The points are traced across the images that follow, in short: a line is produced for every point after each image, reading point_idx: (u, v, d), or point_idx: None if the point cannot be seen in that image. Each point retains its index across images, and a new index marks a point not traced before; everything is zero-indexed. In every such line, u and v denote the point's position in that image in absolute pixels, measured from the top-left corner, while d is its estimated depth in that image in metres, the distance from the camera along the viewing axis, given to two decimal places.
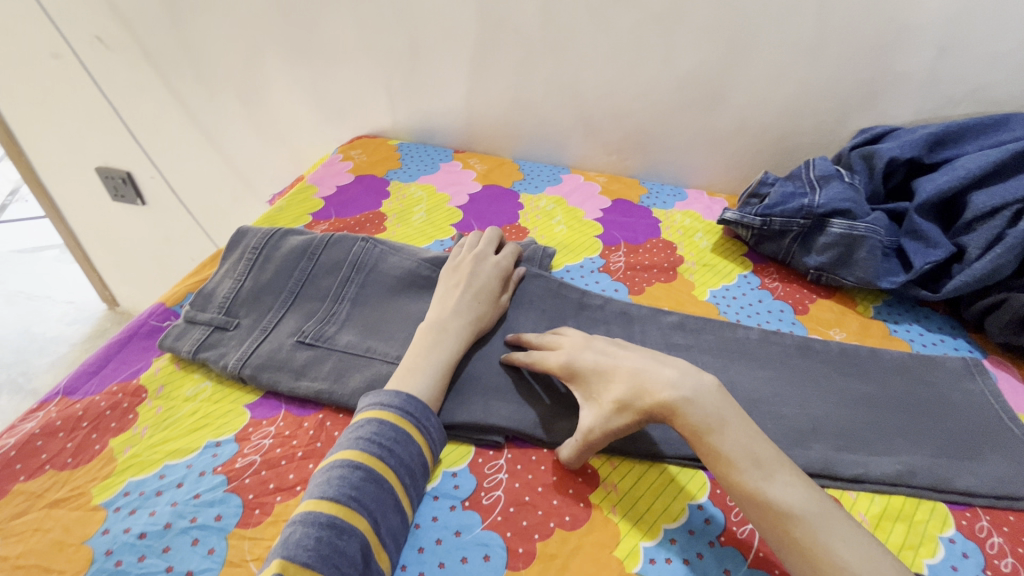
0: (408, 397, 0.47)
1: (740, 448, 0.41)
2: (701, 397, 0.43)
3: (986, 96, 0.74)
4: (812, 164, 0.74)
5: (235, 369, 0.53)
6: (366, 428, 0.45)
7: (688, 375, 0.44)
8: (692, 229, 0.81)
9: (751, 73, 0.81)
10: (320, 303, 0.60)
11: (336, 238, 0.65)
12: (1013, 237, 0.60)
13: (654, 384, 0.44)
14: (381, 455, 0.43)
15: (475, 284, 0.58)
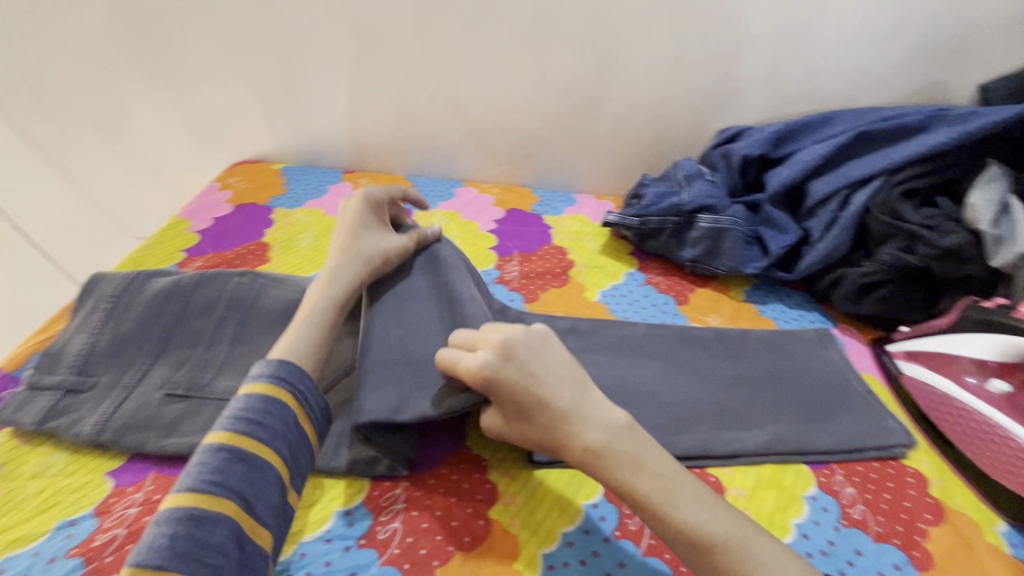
0: (279, 362, 0.43)
1: (664, 490, 0.39)
2: (619, 440, 0.41)
3: (818, 93, 0.84)
4: (679, 164, 0.80)
5: (91, 436, 0.48)
6: (232, 405, 0.41)
7: (605, 420, 0.42)
8: (581, 233, 0.85)
9: (620, 83, 0.86)
10: (193, 349, 0.55)
11: (208, 276, 0.60)
12: (845, 219, 0.68)
13: (579, 428, 0.41)
14: (247, 432, 0.39)
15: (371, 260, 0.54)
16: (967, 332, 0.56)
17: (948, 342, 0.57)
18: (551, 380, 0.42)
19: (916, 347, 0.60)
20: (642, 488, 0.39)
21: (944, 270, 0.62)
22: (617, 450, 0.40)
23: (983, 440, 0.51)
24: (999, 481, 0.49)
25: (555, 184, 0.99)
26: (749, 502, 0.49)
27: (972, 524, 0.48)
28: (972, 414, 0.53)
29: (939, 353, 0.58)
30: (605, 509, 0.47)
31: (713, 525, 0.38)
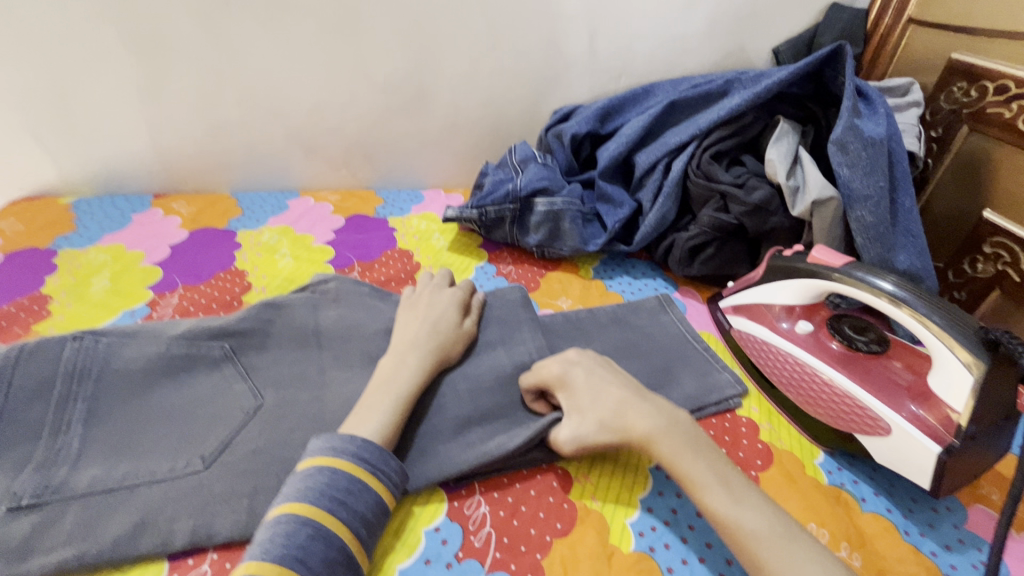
0: (364, 441, 0.41)
1: (712, 473, 0.41)
2: (681, 428, 0.44)
3: (637, 66, 0.86)
4: (514, 150, 0.79)
5: None
6: (316, 477, 0.39)
7: (666, 409, 0.45)
8: (428, 232, 0.81)
9: (445, 70, 0.83)
10: (32, 442, 0.42)
11: (31, 346, 0.45)
12: (668, 186, 0.70)
13: (637, 412, 0.44)
14: (331, 508, 0.37)
15: (433, 315, 0.54)
16: (774, 280, 0.59)
17: (761, 292, 0.60)
18: (621, 378, 0.48)
19: (739, 300, 0.63)
20: (692, 470, 0.41)
21: (755, 223, 0.67)
22: (670, 435, 0.43)
23: (796, 379, 0.54)
24: (814, 415, 0.53)
25: (401, 184, 0.95)
26: (596, 488, 0.47)
27: (798, 462, 0.51)
28: (786, 356, 0.56)
29: (756, 303, 0.61)
30: (448, 530, 0.44)
31: (746, 518, 0.38)
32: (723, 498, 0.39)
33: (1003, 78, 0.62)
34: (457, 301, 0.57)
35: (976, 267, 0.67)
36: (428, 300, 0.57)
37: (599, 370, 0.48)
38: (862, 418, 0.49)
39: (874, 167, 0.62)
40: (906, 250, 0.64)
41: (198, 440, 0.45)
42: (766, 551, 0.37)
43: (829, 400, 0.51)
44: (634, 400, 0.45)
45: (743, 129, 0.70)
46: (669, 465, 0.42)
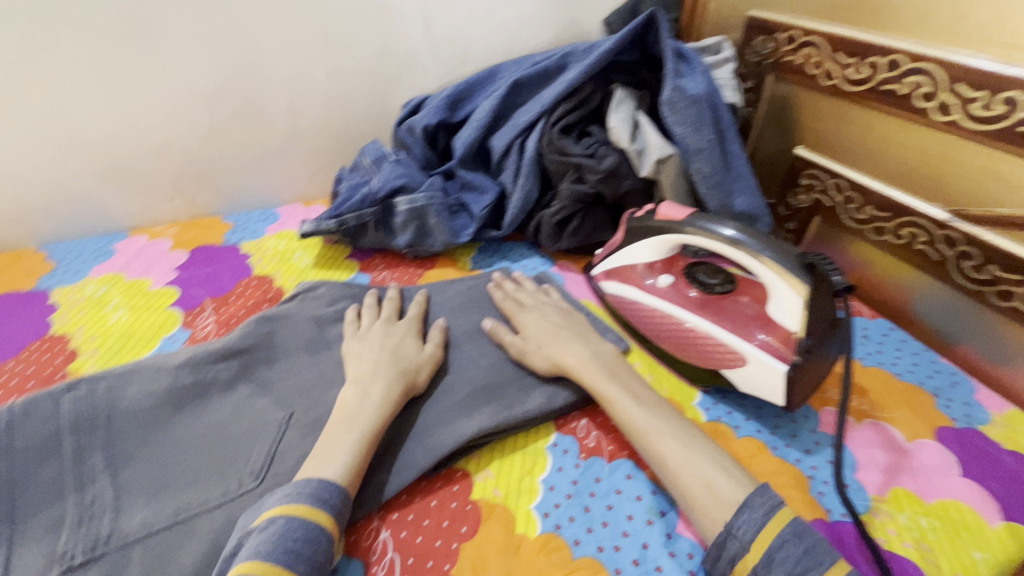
0: (321, 482, 0.41)
1: (625, 393, 0.49)
2: (604, 358, 0.53)
3: (478, 49, 0.85)
4: (366, 151, 0.75)
5: None
6: (270, 530, 0.37)
7: (592, 348, 0.54)
8: (289, 251, 0.75)
9: (274, 74, 0.76)
10: None
11: None
12: (525, 166, 0.71)
13: (567, 349, 0.54)
14: (285, 562, 0.35)
15: (391, 342, 0.54)
16: (634, 239, 0.62)
17: (626, 253, 0.63)
18: (560, 329, 0.56)
19: (609, 263, 0.66)
20: (606, 389, 0.49)
21: (610, 189, 0.69)
22: (592, 364, 0.52)
23: (664, 329, 0.58)
24: (687, 359, 0.56)
25: (252, 205, 0.87)
26: (497, 480, 0.47)
27: (679, 406, 0.54)
28: (654, 309, 0.59)
29: (623, 264, 0.64)
30: (348, 568, 0.41)
31: (643, 420, 0.46)
32: (628, 407, 0.47)
33: (788, 29, 0.70)
34: (413, 331, 0.57)
35: (799, 199, 0.75)
36: (381, 332, 0.56)
37: (544, 326, 0.57)
38: (723, 353, 0.53)
39: (701, 121, 0.67)
40: (741, 193, 0.71)
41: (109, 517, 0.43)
42: (656, 442, 0.45)
43: (693, 343, 0.56)
44: (568, 339, 0.55)
45: (585, 100, 0.72)
46: (590, 385, 0.50)
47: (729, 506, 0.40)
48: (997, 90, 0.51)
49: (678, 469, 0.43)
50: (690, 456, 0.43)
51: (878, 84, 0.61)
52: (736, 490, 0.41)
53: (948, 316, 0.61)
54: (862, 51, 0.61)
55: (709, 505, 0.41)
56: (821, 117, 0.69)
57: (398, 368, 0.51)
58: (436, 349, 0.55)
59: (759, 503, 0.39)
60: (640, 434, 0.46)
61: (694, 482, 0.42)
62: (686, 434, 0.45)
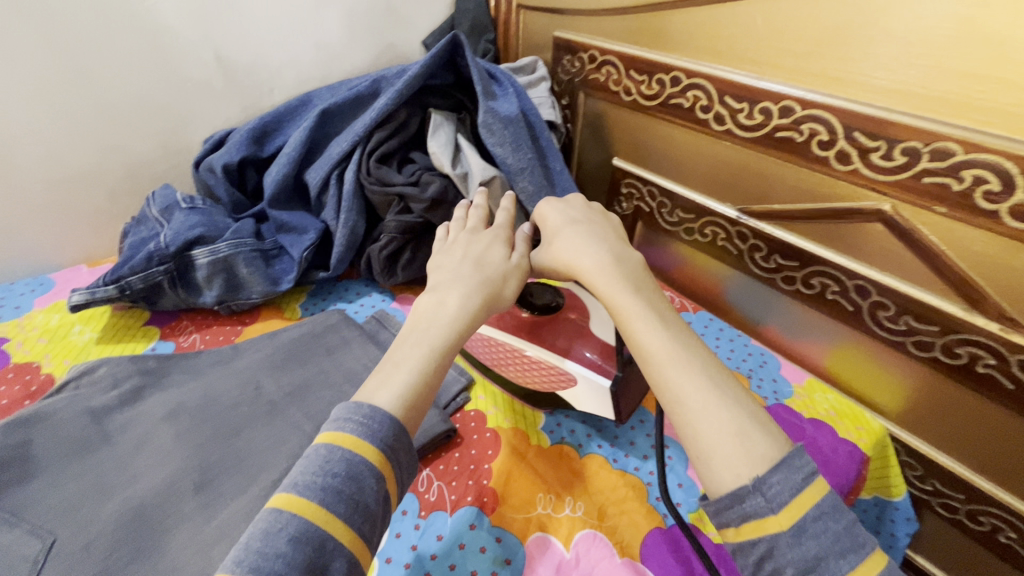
0: (374, 408, 0.36)
1: (646, 309, 0.43)
2: (632, 275, 0.46)
3: (287, 75, 0.78)
4: (153, 198, 0.65)
5: None
6: (312, 457, 0.33)
7: (614, 257, 0.47)
8: (63, 327, 0.62)
9: (19, 114, 0.63)
10: None
11: None
12: (345, 199, 0.66)
13: (592, 258, 0.47)
14: (322, 502, 0.31)
15: (472, 254, 0.49)
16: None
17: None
18: (590, 235, 0.50)
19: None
20: (630, 306, 0.43)
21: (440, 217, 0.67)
22: (618, 281, 0.45)
23: (499, 356, 0.55)
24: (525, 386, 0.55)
25: (15, 274, 0.70)
26: None
27: (524, 434, 0.53)
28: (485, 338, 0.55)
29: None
30: None
31: (655, 342, 0.40)
32: (640, 324, 0.42)
33: (590, 48, 0.73)
34: (500, 238, 0.53)
35: (622, 207, 0.80)
36: (465, 242, 0.52)
37: (576, 224, 0.51)
38: (556, 376, 0.52)
39: (519, 141, 0.68)
40: None
41: None
42: (676, 372, 0.39)
43: (528, 369, 0.53)
44: (594, 247, 0.48)
45: (403, 127, 0.69)
46: (605, 299, 0.45)
47: (762, 462, 0.34)
48: (755, 102, 0.57)
49: (699, 411, 0.37)
50: (717, 394, 0.37)
51: (668, 98, 0.65)
52: (770, 446, 0.35)
53: (753, 302, 0.67)
54: (650, 69, 0.66)
55: (730, 452, 0.35)
56: (628, 128, 0.74)
57: (482, 276, 0.47)
58: (523, 260, 0.51)
59: (797, 465, 0.34)
60: (653, 355, 0.40)
61: (723, 429, 0.36)
62: (715, 370, 0.39)
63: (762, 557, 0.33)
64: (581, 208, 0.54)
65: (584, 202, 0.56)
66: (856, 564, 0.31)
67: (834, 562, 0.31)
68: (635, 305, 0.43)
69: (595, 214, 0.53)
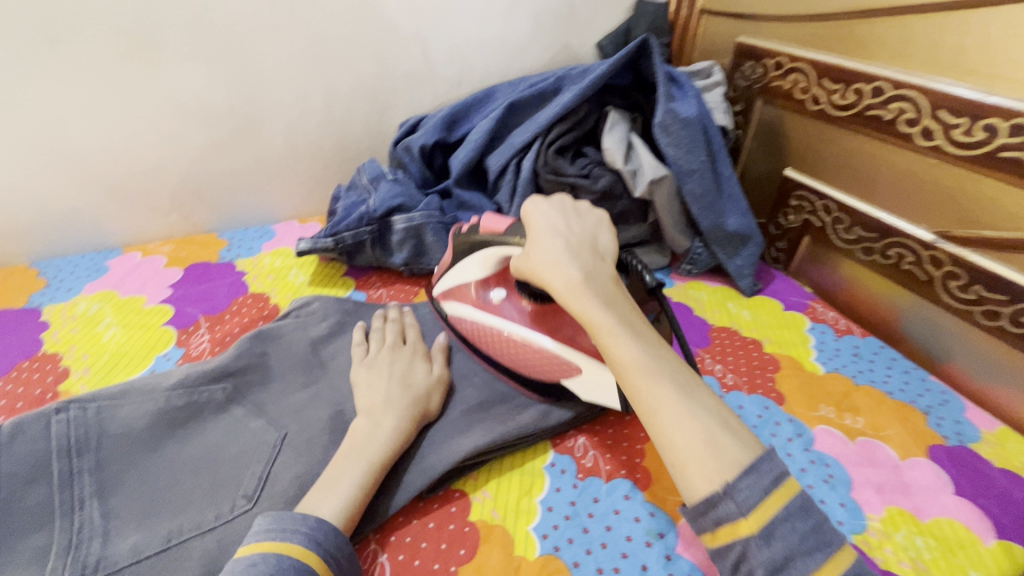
0: (317, 521, 0.39)
1: (617, 320, 0.41)
2: (602, 282, 0.44)
3: (475, 70, 0.86)
4: (363, 169, 0.76)
5: None
6: (262, 564, 0.35)
7: (585, 262, 0.45)
8: (284, 269, 0.75)
9: (273, 92, 0.77)
10: None
11: None
12: (521, 185, 0.72)
13: (559, 267, 0.44)
14: None
15: (400, 372, 0.53)
16: (461, 260, 0.58)
17: (459, 271, 0.59)
18: (567, 235, 0.47)
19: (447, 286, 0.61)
20: (601, 319, 0.41)
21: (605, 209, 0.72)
22: (592, 287, 0.43)
23: (503, 347, 0.55)
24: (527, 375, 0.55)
25: (248, 222, 0.86)
26: (496, 501, 0.47)
27: None
28: (492, 328, 0.56)
29: (458, 283, 0.59)
30: None
31: (626, 354, 0.40)
32: (613, 336, 0.41)
33: (777, 55, 0.72)
34: (419, 354, 0.56)
35: (788, 219, 0.77)
36: (388, 358, 0.55)
37: (550, 223, 0.48)
38: (560, 365, 0.51)
39: (694, 144, 0.69)
40: (733, 214, 0.73)
41: (108, 539, 0.42)
42: (651, 384, 0.38)
43: (532, 359, 0.53)
44: (564, 248, 0.45)
45: (581, 122, 0.73)
46: (575, 311, 0.43)
47: (732, 466, 0.34)
48: (978, 118, 0.52)
49: (676, 424, 0.36)
50: (684, 406, 0.37)
51: (865, 109, 0.62)
52: (740, 449, 0.35)
53: (935, 335, 0.62)
54: (848, 79, 0.63)
55: (705, 461, 0.35)
56: (810, 139, 0.71)
57: (409, 397, 0.50)
58: (444, 372, 0.56)
59: (766, 468, 0.34)
60: (626, 369, 0.39)
61: (695, 439, 0.35)
62: (684, 379, 0.39)
63: (739, 560, 0.33)
64: (554, 208, 0.50)
65: (561, 203, 0.51)
66: (822, 562, 0.31)
67: (803, 561, 0.31)
68: (608, 316, 0.41)
69: (570, 211, 0.49)
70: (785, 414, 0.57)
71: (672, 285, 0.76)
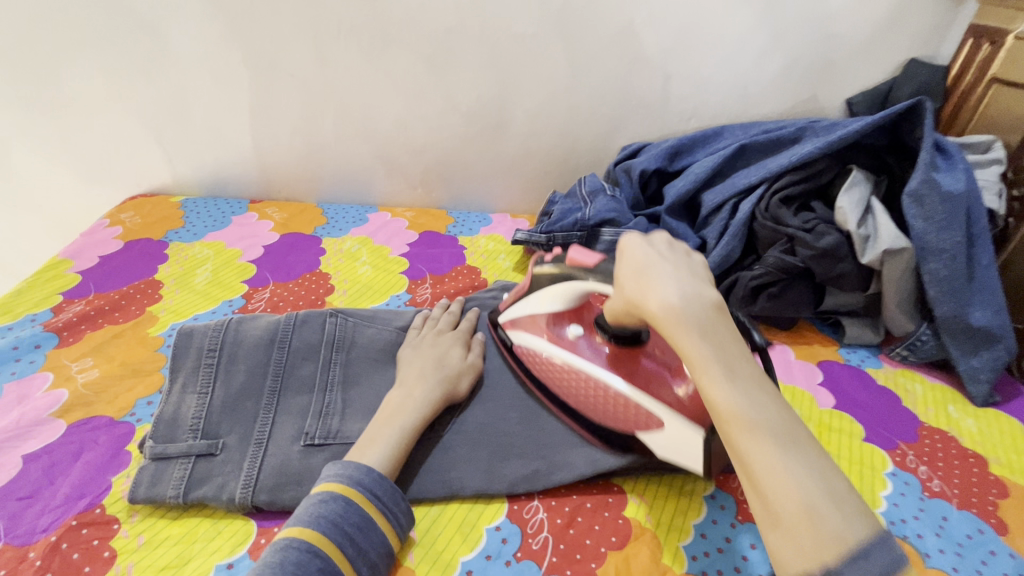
0: (378, 477, 0.44)
1: (717, 357, 0.37)
2: (702, 308, 0.39)
3: (708, 108, 0.88)
4: (584, 181, 0.83)
5: (141, 496, 0.45)
6: (328, 506, 0.42)
7: (690, 290, 0.40)
8: (495, 252, 0.85)
9: (525, 103, 0.87)
10: (215, 396, 0.51)
11: (238, 323, 0.56)
12: (734, 226, 0.72)
13: (652, 292, 0.40)
14: (339, 544, 0.40)
15: (438, 352, 0.57)
16: (540, 290, 0.58)
17: (532, 301, 0.59)
18: (663, 260, 0.43)
19: (520, 312, 0.61)
20: (696, 352, 0.37)
21: (822, 268, 0.67)
22: (688, 316, 0.38)
23: (576, 385, 0.54)
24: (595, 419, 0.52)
25: (471, 206, 1.00)
26: (651, 506, 0.50)
27: None
28: (561, 366, 0.55)
29: (530, 314, 0.59)
30: (507, 531, 0.47)
31: (723, 398, 0.36)
32: (713, 374, 0.36)
33: None
34: (460, 341, 0.60)
35: None
36: (432, 340, 0.58)
37: (649, 252, 0.44)
38: (636, 414, 0.50)
39: (951, 220, 0.62)
40: (980, 307, 0.64)
41: (346, 418, 0.53)
42: (743, 434, 0.34)
43: (603, 403, 0.52)
44: (662, 273, 0.42)
45: (815, 175, 0.71)
46: (674, 344, 0.38)
47: (835, 541, 0.30)
48: None
49: (768, 480, 0.32)
50: (790, 470, 0.32)
51: None
52: (843, 523, 0.30)
53: None
54: None
55: (801, 535, 0.30)
56: None
57: (442, 377, 0.54)
58: (478, 360, 0.59)
59: (876, 551, 0.29)
60: (720, 413, 0.35)
61: (792, 504, 0.31)
62: (789, 435, 0.34)
63: None
64: (659, 237, 0.45)
65: (662, 235, 0.46)
66: None
67: None
68: (709, 348, 0.37)
69: (666, 241, 0.45)
70: (1005, 546, 0.49)
71: (879, 367, 0.69)
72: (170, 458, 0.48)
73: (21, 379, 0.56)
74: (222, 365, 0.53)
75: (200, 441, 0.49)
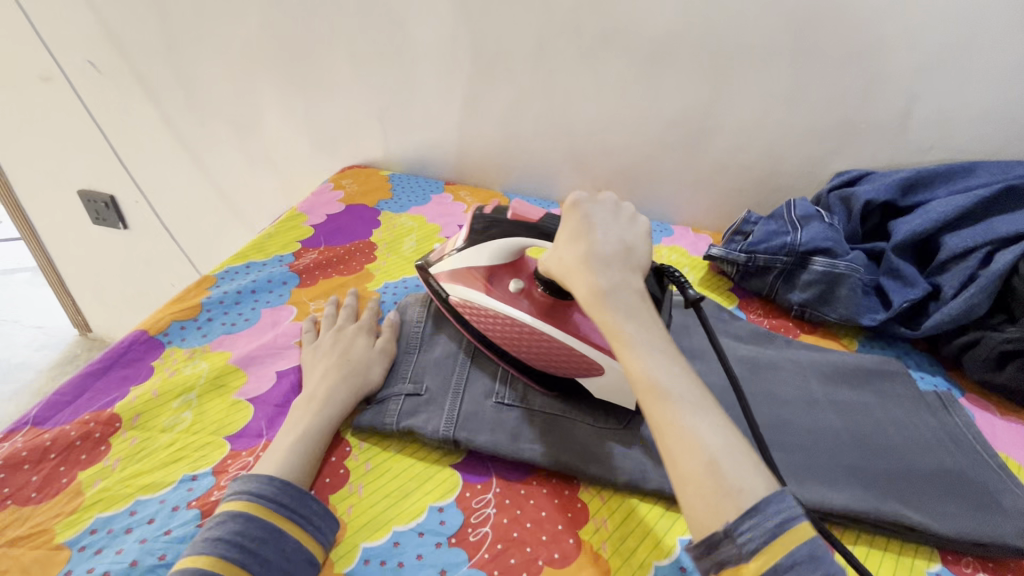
0: (282, 485, 0.43)
1: (638, 334, 0.43)
2: (624, 292, 0.45)
3: (955, 139, 0.77)
4: (794, 204, 0.76)
5: (370, 421, 0.51)
6: (227, 525, 0.40)
7: (619, 271, 0.47)
8: (678, 265, 0.81)
9: (735, 115, 0.84)
10: (422, 357, 0.58)
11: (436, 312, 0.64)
12: (985, 278, 0.62)
13: (584, 276, 0.46)
14: (245, 562, 0.38)
15: (344, 349, 0.56)
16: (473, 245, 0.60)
17: (469, 256, 0.59)
18: (601, 238, 0.49)
19: (449, 269, 0.60)
20: (620, 329, 0.43)
21: None
22: (611, 296, 0.45)
23: (505, 333, 0.56)
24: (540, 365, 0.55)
25: (650, 215, 0.98)
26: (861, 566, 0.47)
27: None
28: (493, 313, 0.56)
29: (467, 268, 0.60)
30: None
31: (651, 367, 0.41)
32: (639, 347, 0.42)
33: None
34: (365, 329, 0.59)
35: None
36: (334, 341, 0.57)
37: (588, 227, 0.50)
38: (580, 361, 0.53)
39: None
40: None
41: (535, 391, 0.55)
42: (664, 406, 0.39)
43: (539, 344, 0.54)
44: (589, 256, 0.47)
45: None
46: (603, 326, 0.44)
47: (734, 494, 0.35)
48: None
49: (681, 443, 0.37)
50: (711, 430, 0.38)
51: None
52: (744, 480, 0.35)
53: None
54: None
55: (705, 489, 0.35)
56: None
57: (347, 371, 0.54)
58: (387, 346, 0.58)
59: (773, 511, 0.34)
60: (646, 384, 0.40)
61: (698, 462, 0.36)
62: (699, 401, 0.39)
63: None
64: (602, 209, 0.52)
65: (608, 206, 0.52)
66: None
67: None
68: (636, 326, 0.43)
69: (610, 216, 0.51)
70: None
71: None
72: (387, 398, 0.53)
73: (274, 308, 0.67)
74: (427, 335, 0.60)
75: (407, 383, 0.55)
